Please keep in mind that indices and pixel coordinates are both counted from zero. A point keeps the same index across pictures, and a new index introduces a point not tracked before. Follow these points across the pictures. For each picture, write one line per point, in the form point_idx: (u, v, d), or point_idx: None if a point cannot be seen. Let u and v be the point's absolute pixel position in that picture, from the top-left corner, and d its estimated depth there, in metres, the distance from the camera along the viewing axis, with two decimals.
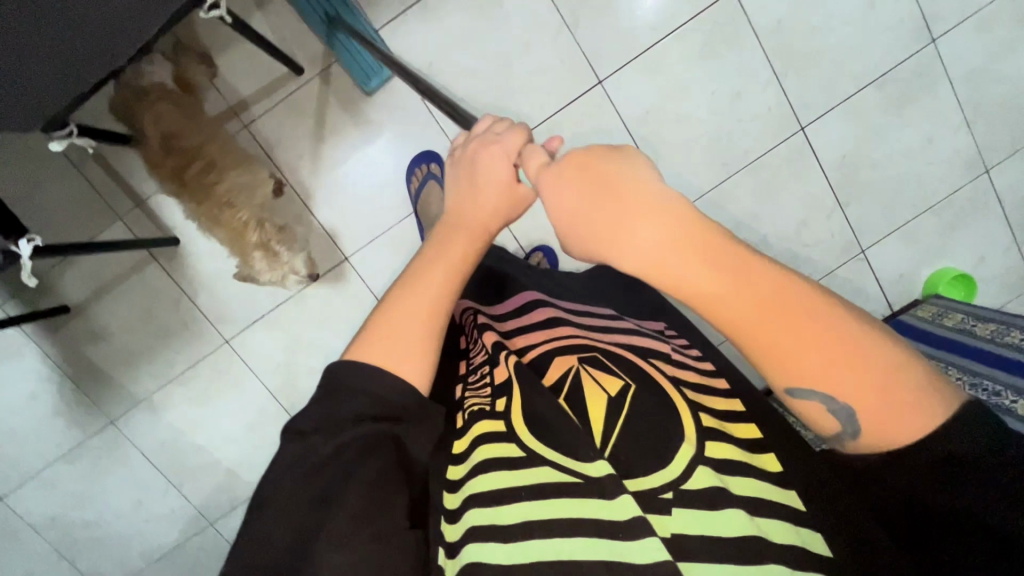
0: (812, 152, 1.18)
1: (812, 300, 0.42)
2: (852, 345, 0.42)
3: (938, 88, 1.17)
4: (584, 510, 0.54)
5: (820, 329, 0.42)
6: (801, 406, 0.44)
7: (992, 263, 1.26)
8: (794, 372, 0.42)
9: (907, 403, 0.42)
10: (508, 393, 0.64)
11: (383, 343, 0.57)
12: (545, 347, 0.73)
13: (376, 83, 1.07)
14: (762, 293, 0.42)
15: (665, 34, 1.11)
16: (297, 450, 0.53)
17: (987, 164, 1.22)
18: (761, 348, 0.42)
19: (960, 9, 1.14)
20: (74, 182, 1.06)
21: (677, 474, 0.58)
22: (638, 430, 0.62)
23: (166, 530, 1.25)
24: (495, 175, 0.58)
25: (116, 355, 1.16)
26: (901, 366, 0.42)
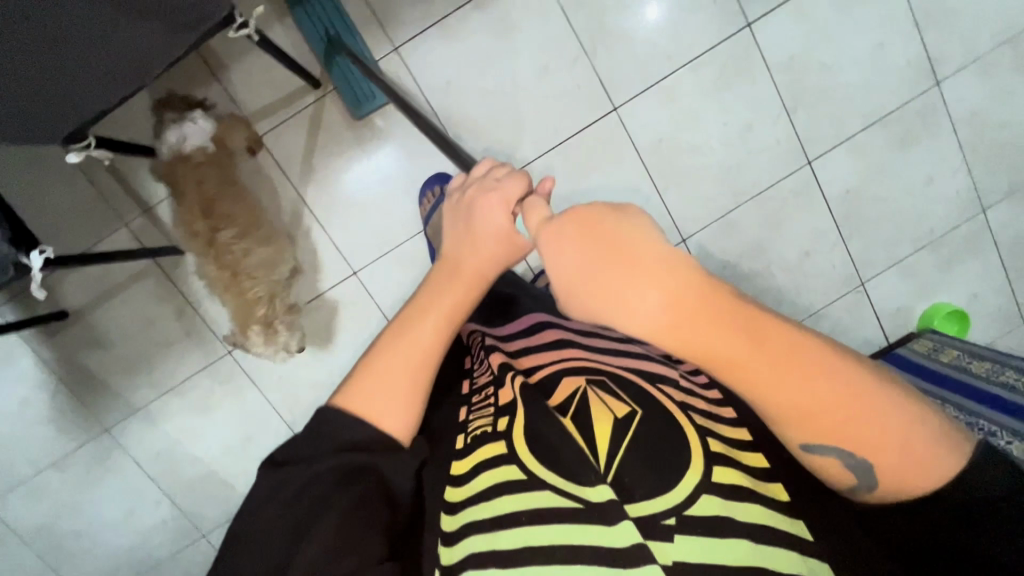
0: (817, 185, 1.21)
1: (832, 366, 0.41)
2: (864, 407, 0.41)
3: (940, 128, 1.20)
4: (585, 536, 0.52)
5: (842, 395, 0.41)
6: (820, 463, 0.44)
7: (984, 299, 1.29)
8: (813, 434, 0.42)
9: (913, 459, 0.42)
10: (510, 413, 0.61)
11: (379, 390, 0.56)
12: (550, 369, 0.69)
13: (368, 106, 1.05)
14: (783, 360, 0.40)
15: (681, 65, 1.12)
16: (275, 480, 0.54)
17: (984, 203, 1.25)
18: (770, 409, 0.42)
19: (965, 53, 1.17)
20: (80, 186, 1.04)
21: (682, 500, 0.54)
22: (643, 454, 0.57)
23: (157, 542, 1.23)
24: (489, 223, 0.55)
25: (113, 362, 1.14)
26: (911, 425, 0.42)
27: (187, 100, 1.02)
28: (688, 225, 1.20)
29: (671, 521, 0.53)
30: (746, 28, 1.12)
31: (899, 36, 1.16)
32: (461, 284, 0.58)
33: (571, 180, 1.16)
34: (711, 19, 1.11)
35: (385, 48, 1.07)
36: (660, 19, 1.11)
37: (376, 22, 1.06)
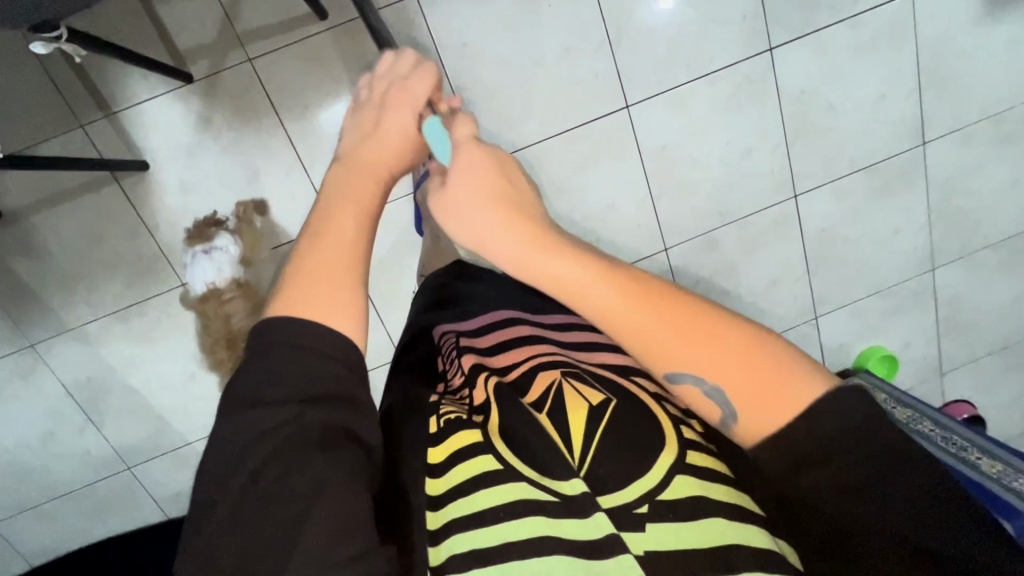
0: (797, 219, 1.26)
1: (656, 284, 0.51)
2: (691, 318, 0.49)
3: (915, 186, 1.27)
4: (556, 526, 0.52)
5: (674, 312, 0.49)
6: (682, 390, 0.50)
7: (914, 348, 1.42)
8: (660, 357, 0.49)
9: (767, 376, 0.46)
10: (485, 408, 0.62)
11: (309, 294, 0.51)
12: (524, 365, 0.68)
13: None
14: (615, 274, 0.50)
15: (698, 76, 1.11)
16: (246, 426, 0.45)
17: (934, 263, 1.35)
18: (621, 331, 0.50)
19: (953, 120, 1.24)
20: (36, 75, 0.93)
21: (656, 483, 0.55)
22: (620, 444, 0.57)
23: (75, 469, 1.16)
24: (398, 120, 0.63)
25: (50, 275, 1.04)
26: (739, 331, 0.48)
27: (210, 223, 1.05)
28: (672, 234, 1.22)
29: (642, 509, 0.54)
30: (767, 52, 1.12)
31: (901, 91, 1.20)
32: (371, 178, 0.60)
33: (569, 171, 1.14)
34: (736, 36, 1.10)
35: None
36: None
37: None
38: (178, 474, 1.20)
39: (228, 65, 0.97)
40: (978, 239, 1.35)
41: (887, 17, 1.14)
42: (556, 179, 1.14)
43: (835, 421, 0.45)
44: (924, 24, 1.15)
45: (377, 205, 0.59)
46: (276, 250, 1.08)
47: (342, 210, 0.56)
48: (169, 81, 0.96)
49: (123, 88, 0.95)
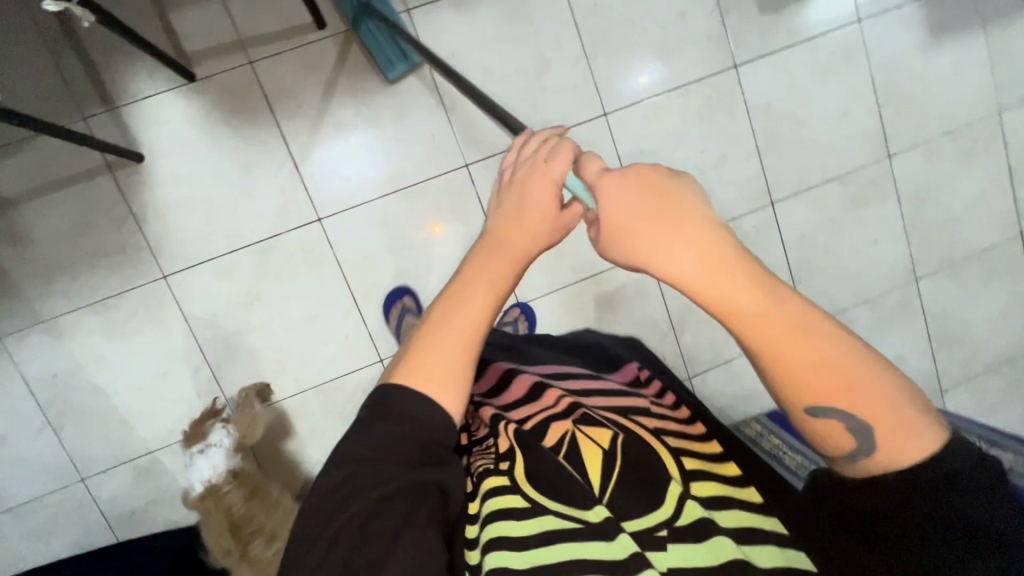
0: (777, 225, 1.29)
1: (829, 328, 0.39)
2: (853, 369, 0.38)
3: (887, 196, 1.32)
4: (589, 551, 0.46)
5: (836, 356, 0.38)
6: (816, 425, 0.39)
7: (910, 363, 1.39)
8: (807, 389, 0.38)
9: (901, 428, 0.38)
10: (510, 455, 0.55)
11: (432, 366, 0.47)
12: (544, 413, 0.62)
13: (399, 66, 1.06)
14: (796, 319, 0.39)
15: (670, 89, 1.20)
16: (344, 474, 0.44)
17: (917, 274, 1.36)
18: (773, 367, 0.39)
19: (915, 135, 1.31)
20: (46, 69, 0.99)
21: (671, 511, 0.50)
22: (630, 471, 0.53)
23: (26, 479, 1.08)
24: (537, 211, 0.50)
25: (30, 264, 1.03)
26: (893, 390, 0.38)
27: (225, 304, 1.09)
28: None
29: (663, 533, 0.49)
30: (732, 69, 1.21)
31: (861, 107, 1.28)
32: (506, 259, 0.51)
33: None
34: (702, 54, 1.20)
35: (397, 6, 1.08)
36: (649, 75, 1.19)
37: None
38: (135, 488, 1.12)
39: (231, 67, 1.04)
40: (956, 250, 1.37)
41: (840, 41, 1.25)
42: None
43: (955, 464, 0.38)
44: (875, 46, 1.26)
45: (514, 280, 0.51)
46: (262, 243, 1.09)
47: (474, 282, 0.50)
48: (173, 78, 1.02)
49: (129, 86, 1.01)
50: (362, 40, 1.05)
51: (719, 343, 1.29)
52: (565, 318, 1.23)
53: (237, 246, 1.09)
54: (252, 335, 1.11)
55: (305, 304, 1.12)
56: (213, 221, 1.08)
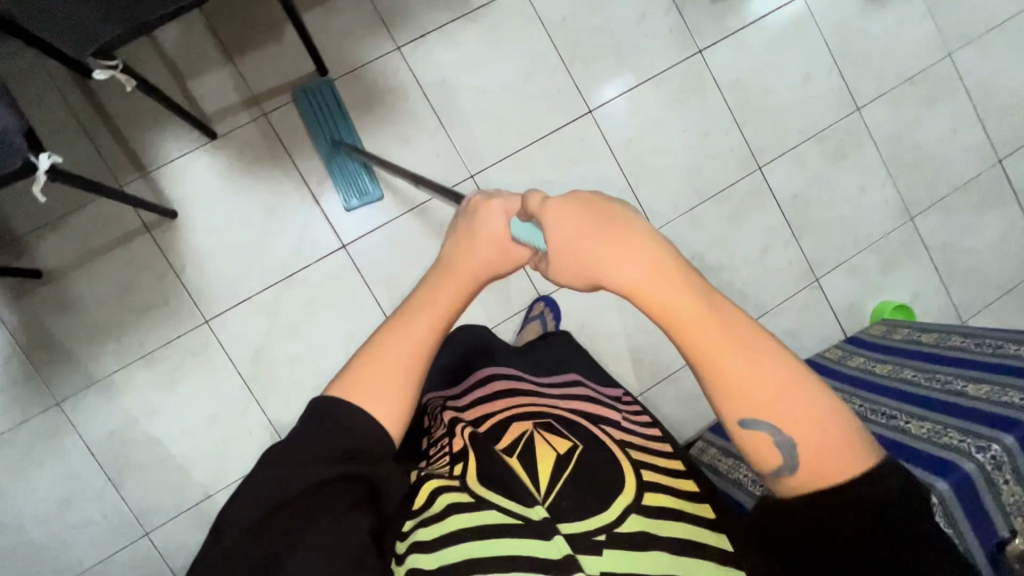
0: (768, 188, 1.36)
1: (769, 356, 0.47)
2: (789, 381, 0.47)
3: (865, 145, 1.40)
4: (522, 547, 0.58)
5: (775, 380, 0.47)
6: (756, 443, 0.48)
7: (925, 299, 1.43)
8: (748, 407, 0.47)
9: (838, 447, 0.47)
10: (463, 459, 0.68)
11: (367, 378, 0.56)
12: (502, 415, 0.79)
13: (358, 201, 1.17)
14: (746, 348, 0.47)
15: (646, 79, 1.30)
16: (288, 464, 0.52)
17: (911, 213, 1.43)
18: (717, 379, 0.47)
19: (877, 86, 1.41)
20: (83, 147, 1.09)
21: (614, 517, 0.63)
22: (582, 478, 0.67)
23: (93, 542, 1.10)
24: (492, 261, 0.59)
25: (79, 328, 1.09)
26: (832, 414, 0.47)
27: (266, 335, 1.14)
28: (657, 216, 1.31)
29: (601, 537, 0.60)
30: (698, 54, 1.32)
31: (822, 69, 1.38)
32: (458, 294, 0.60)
33: (551, 175, 1.26)
34: (668, 45, 1.31)
35: (388, 46, 1.19)
36: (613, 90, 1.29)
37: (382, 23, 1.18)
38: (197, 535, 1.13)
39: (247, 121, 1.14)
40: (942, 185, 1.44)
41: (790, 15, 1.36)
42: (541, 182, 1.26)
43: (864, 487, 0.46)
44: (821, 15, 1.38)
45: (457, 308, 0.60)
46: (292, 277, 1.16)
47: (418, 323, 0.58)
48: (197, 139, 1.12)
49: (158, 150, 1.11)
50: (333, 173, 1.16)
51: None
52: (586, 305, 1.28)
53: (270, 282, 1.15)
54: (294, 367, 1.16)
55: (340, 328, 1.17)
56: (245, 264, 1.14)
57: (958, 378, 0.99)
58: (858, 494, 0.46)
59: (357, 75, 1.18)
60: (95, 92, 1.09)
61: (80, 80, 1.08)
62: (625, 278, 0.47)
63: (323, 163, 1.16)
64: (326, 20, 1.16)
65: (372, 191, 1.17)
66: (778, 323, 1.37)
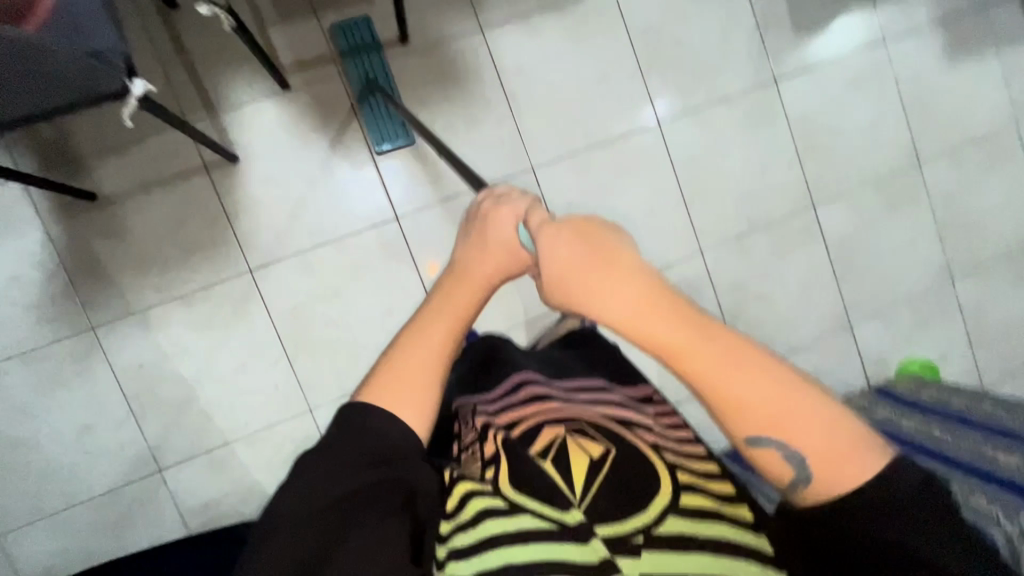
0: (819, 227, 1.36)
1: (768, 370, 0.46)
2: (790, 396, 0.45)
3: (919, 200, 1.40)
4: (553, 553, 0.49)
5: (776, 393, 0.45)
6: (763, 459, 0.46)
7: (951, 361, 1.43)
8: (751, 423, 0.45)
9: (844, 449, 0.45)
10: (497, 461, 0.57)
11: (389, 376, 0.54)
12: (530, 417, 0.63)
13: (387, 145, 1.15)
14: (742, 366, 0.45)
15: (718, 100, 1.30)
16: (329, 464, 0.50)
17: (953, 274, 1.43)
18: (717, 404, 0.46)
19: (942, 144, 1.41)
20: (156, 77, 1.08)
21: (653, 518, 0.52)
22: (614, 486, 0.54)
23: (105, 470, 1.10)
24: (498, 266, 0.59)
25: (125, 256, 1.09)
26: (837, 419, 0.45)
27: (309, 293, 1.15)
28: (707, 238, 1.31)
29: (639, 540, 0.50)
30: (773, 84, 1.32)
31: (891, 119, 1.38)
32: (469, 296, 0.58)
33: (610, 181, 1.26)
34: (746, 69, 1.31)
35: (472, 25, 1.18)
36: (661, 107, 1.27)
37: (470, 2, 1.18)
38: (209, 480, 1.13)
39: (321, 78, 1.13)
40: (988, 252, 1.44)
41: (869, 59, 1.36)
42: (599, 186, 1.26)
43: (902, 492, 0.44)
44: (899, 65, 1.37)
45: (473, 309, 0.58)
46: (341, 239, 1.16)
47: (434, 324, 0.56)
48: (271, 89, 1.12)
49: (229, 93, 1.10)
50: (363, 115, 1.14)
51: (767, 340, 1.35)
52: None
53: (320, 242, 1.15)
54: (329, 329, 1.16)
55: (380, 299, 1.17)
56: (297, 220, 1.14)
57: (990, 445, 1.00)
58: (899, 496, 0.44)
59: (436, 49, 1.17)
60: (176, 24, 1.07)
61: (163, 9, 1.07)
62: (612, 303, 0.48)
63: (354, 103, 1.15)
64: None
65: (399, 138, 1.14)
66: (806, 362, 1.37)
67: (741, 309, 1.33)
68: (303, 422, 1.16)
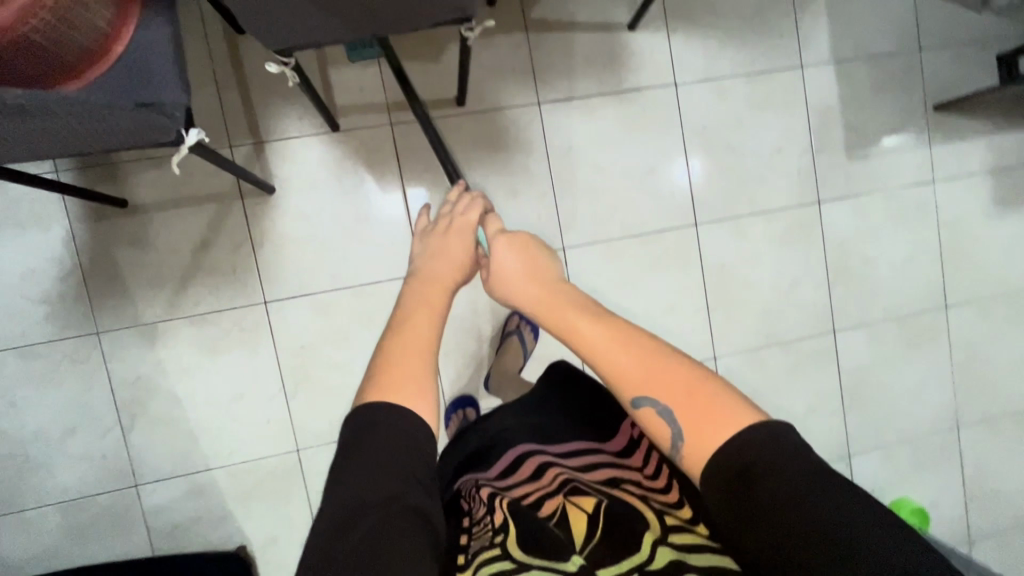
0: (835, 353, 1.35)
1: (639, 339, 0.59)
2: (655, 358, 0.57)
3: (940, 343, 1.39)
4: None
5: (644, 355, 0.58)
6: (645, 418, 0.56)
7: (943, 508, 1.41)
8: (631, 383, 0.57)
9: (704, 402, 0.53)
10: (504, 528, 0.62)
11: (387, 358, 0.58)
12: (530, 487, 0.71)
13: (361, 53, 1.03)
14: (616, 333, 0.60)
15: (759, 212, 1.29)
16: (360, 488, 0.50)
17: (959, 422, 1.41)
18: (607, 371, 0.59)
19: (972, 291, 1.39)
20: (208, 98, 1.07)
21: (643, 559, 0.57)
22: (610, 534, 0.60)
23: (81, 475, 1.08)
24: (462, 245, 0.73)
25: (143, 268, 1.08)
26: (696, 377, 0.55)
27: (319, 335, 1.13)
28: (722, 345, 1.30)
29: None
30: (816, 204, 1.31)
31: (926, 258, 1.37)
32: (437, 287, 0.67)
33: (639, 273, 1.25)
34: (791, 185, 1.30)
35: (529, 98, 1.18)
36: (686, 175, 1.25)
37: (531, 76, 1.17)
38: (184, 503, 1.11)
39: (371, 124, 1.12)
40: (999, 406, 1.43)
41: (915, 196, 1.35)
42: (626, 275, 1.25)
43: (759, 454, 0.49)
44: (944, 206, 1.37)
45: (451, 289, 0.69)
46: (361, 286, 1.14)
47: (417, 312, 0.63)
48: (319, 127, 1.11)
49: (278, 125, 1.10)
50: None
51: None
52: None
53: (339, 285, 1.14)
54: (331, 372, 1.14)
55: None
56: (321, 259, 1.13)
57: None
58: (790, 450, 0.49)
59: (490, 115, 1.16)
60: (239, 50, 1.07)
61: (229, 35, 1.07)
62: (529, 293, 0.68)
63: None
64: (480, 56, 1.15)
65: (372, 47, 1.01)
66: None
67: None
68: (288, 459, 1.14)
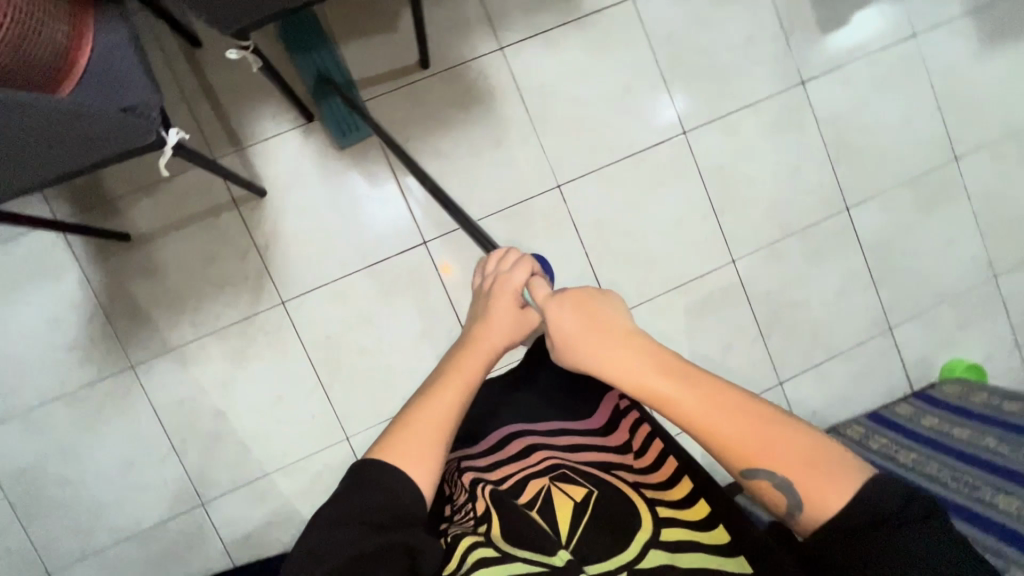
0: (853, 231, 1.32)
1: (745, 406, 0.49)
2: (769, 426, 0.48)
3: (958, 197, 1.36)
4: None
5: (752, 420, 0.49)
6: (756, 486, 0.49)
7: (998, 361, 1.38)
8: (740, 456, 0.49)
9: (825, 474, 0.46)
10: (486, 518, 0.56)
11: (408, 445, 0.53)
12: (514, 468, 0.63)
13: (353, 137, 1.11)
14: (720, 399, 0.49)
15: (744, 105, 1.27)
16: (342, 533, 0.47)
17: (996, 270, 1.38)
18: (712, 443, 0.50)
19: (979, 136, 1.36)
20: (181, 117, 1.09)
21: (633, 556, 0.55)
22: (598, 523, 0.57)
23: (150, 503, 1.11)
24: (506, 313, 0.64)
25: (160, 294, 1.10)
26: (812, 445, 0.48)
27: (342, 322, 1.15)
28: (738, 245, 1.28)
29: None
30: (799, 85, 1.29)
31: (924, 114, 1.34)
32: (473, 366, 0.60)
33: (638, 193, 1.24)
34: (771, 72, 1.27)
35: (491, 44, 1.17)
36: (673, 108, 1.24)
37: (488, 22, 1.17)
38: (250, 511, 1.14)
39: None
40: None
41: (899, 54, 1.32)
42: (626, 198, 1.24)
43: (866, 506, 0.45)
44: (931, 58, 1.33)
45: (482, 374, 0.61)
46: (371, 266, 1.15)
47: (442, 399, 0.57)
48: (295, 120, 1.12)
49: (256, 126, 1.11)
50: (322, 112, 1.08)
51: (805, 351, 1.32)
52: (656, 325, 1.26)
53: (350, 270, 1.15)
54: (362, 357, 1.16)
55: (410, 326, 1.17)
56: (325, 249, 1.14)
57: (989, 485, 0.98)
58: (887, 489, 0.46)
59: (456, 70, 1.16)
60: (199, 61, 1.08)
61: (187, 48, 1.08)
62: (606, 357, 0.55)
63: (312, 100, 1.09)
64: (435, 14, 1.15)
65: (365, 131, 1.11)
66: (845, 369, 1.33)
67: (776, 318, 1.30)
68: (339, 448, 1.16)
